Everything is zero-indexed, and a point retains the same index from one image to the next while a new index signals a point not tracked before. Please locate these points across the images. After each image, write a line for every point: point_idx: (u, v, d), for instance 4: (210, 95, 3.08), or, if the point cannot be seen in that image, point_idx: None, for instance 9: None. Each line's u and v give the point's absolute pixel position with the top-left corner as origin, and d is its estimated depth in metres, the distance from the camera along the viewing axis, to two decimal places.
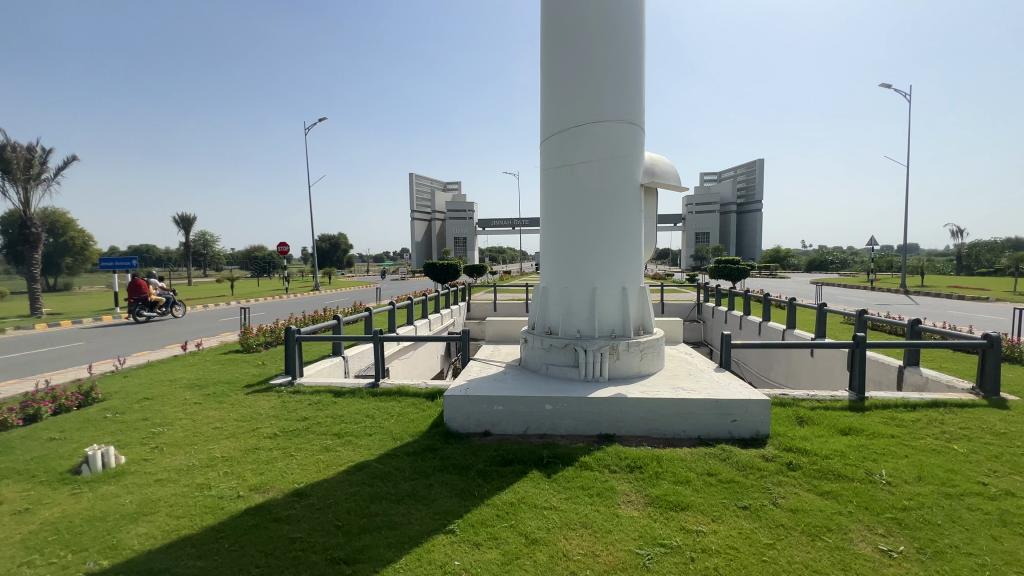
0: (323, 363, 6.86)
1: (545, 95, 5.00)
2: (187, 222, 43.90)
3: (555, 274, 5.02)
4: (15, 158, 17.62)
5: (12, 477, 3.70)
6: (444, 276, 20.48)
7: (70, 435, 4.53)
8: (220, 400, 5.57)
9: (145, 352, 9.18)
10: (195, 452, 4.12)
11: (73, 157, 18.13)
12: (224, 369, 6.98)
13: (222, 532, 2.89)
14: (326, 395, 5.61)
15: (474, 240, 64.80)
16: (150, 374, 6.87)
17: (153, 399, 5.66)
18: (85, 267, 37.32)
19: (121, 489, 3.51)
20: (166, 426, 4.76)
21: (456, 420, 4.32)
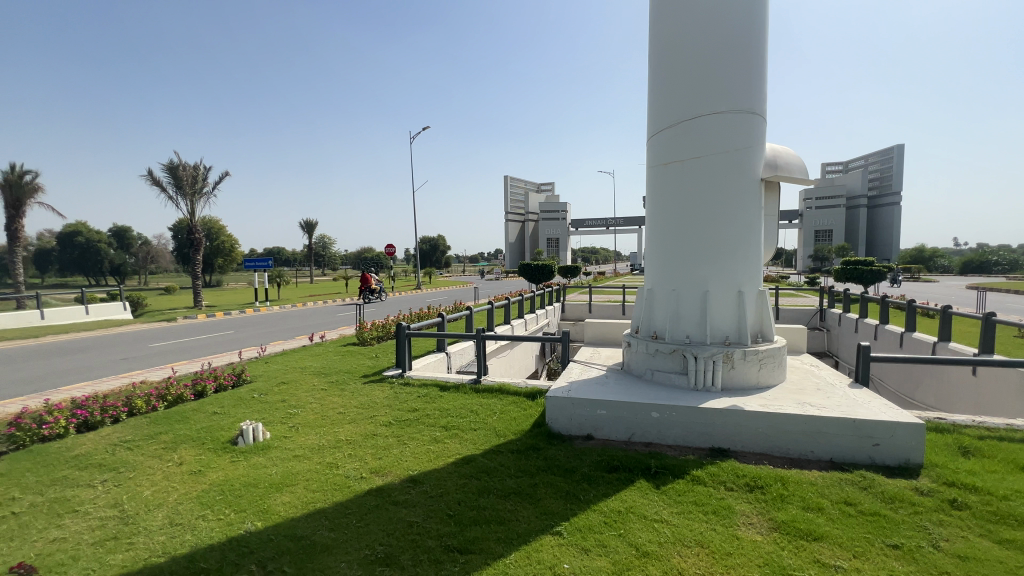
0: (429, 358, 7.29)
1: (653, 89, 4.81)
2: (311, 228, 49.47)
3: (662, 276, 4.81)
4: (185, 176, 21.12)
5: (188, 443, 4.44)
6: (539, 277, 20.67)
7: (228, 411, 5.32)
8: (342, 387, 6.17)
9: (280, 342, 10.47)
10: (324, 434, 4.60)
11: (226, 174, 21.79)
12: (344, 360, 7.72)
13: (350, 508, 3.18)
14: (433, 388, 5.95)
15: (567, 241, 64.54)
16: (285, 361, 7.82)
17: (289, 383, 6.44)
18: (232, 267, 43.65)
19: (267, 460, 4.03)
20: (300, 409, 5.38)
21: (559, 421, 4.32)
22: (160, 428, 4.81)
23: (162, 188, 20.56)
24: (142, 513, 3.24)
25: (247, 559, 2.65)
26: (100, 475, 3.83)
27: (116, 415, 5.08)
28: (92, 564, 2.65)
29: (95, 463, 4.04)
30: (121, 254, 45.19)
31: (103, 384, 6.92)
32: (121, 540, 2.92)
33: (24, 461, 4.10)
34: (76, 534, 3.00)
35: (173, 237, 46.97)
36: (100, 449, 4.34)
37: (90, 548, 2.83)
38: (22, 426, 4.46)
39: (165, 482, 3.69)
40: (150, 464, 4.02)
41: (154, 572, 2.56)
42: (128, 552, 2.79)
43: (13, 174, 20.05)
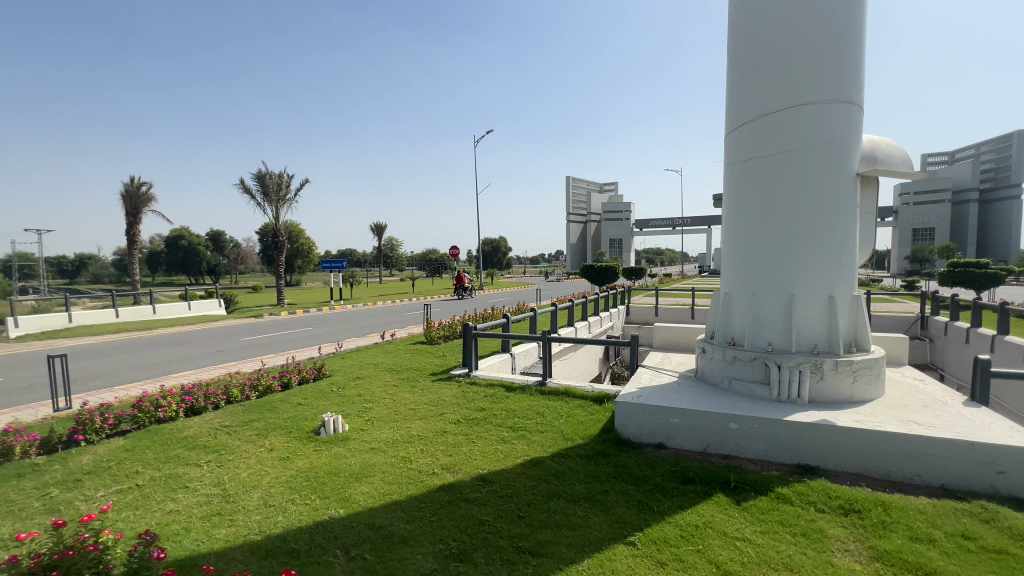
0: (494, 358, 7.40)
1: (733, 83, 4.58)
2: (380, 230, 51.97)
3: (741, 279, 4.55)
4: (271, 184, 22.97)
5: (277, 430, 4.81)
6: (602, 278, 20.29)
7: (310, 402, 5.70)
8: (413, 385, 6.41)
9: (355, 339, 11.08)
10: (397, 429, 4.80)
11: (304, 180, 23.70)
12: (413, 358, 8.02)
13: (424, 503, 3.29)
14: (499, 389, 6.01)
15: (631, 241, 62.91)
16: (360, 357, 8.27)
17: (363, 378, 6.79)
18: (309, 267, 46.86)
19: (347, 451, 4.27)
20: (374, 403, 5.66)
21: (628, 428, 4.21)
22: (254, 415, 5.25)
23: (252, 196, 22.50)
24: (241, 493, 3.55)
25: (333, 543, 2.81)
26: (205, 456, 4.25)
27: (218, 402, 5.62)
28: (201, 536, 2.94)
29: (200, 444, 4.49)
30: (217, 255, 49.94)
31: (204, 374, 7.69)
32: (224, 516, 3.21)
33: (144, 439, 4.63)
34: (187, 507, 3.34)
35: (260, 240, 51.24)
36: (204, 432, 4.82)
37: (199, 521, 3.14)
38: (143, 408, 5.05)
39: (258, 466, 4.02)
40: (246, 448, 4.40)
41: (253, 548, 2.79)
42: (230, 527, 3.06)
43: (132, 185, 22.79)
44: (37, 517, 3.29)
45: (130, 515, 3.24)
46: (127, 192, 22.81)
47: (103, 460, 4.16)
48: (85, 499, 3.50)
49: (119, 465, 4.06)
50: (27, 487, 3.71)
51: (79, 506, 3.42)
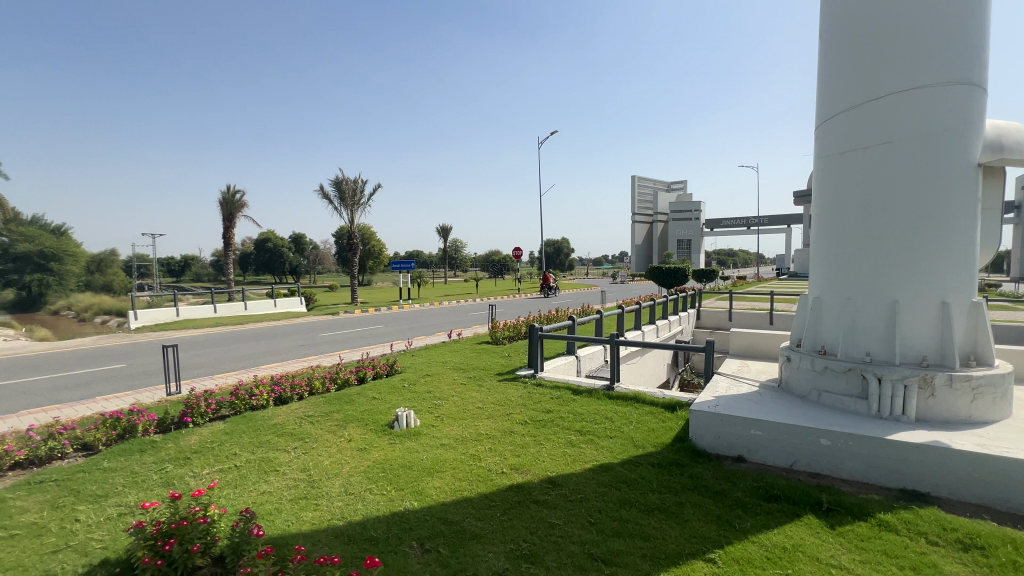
0: (559, 360, 7.35)
1: (825, 70, 4.24)
2: (445, 232, 53.54)
3: (833, 283, 4.18)
4: (347, 190, 24.39)
5: (354, 423, 5.09)
6: (670, 280, 19.55)
7: (384, 397, 5.98)
8: (479, 384, 6.52)
9: (423, 337, 11.48)
10: (466, 427, 4.89)
11: (379, 185, 24.79)
12: (478, 357, 8.16)
13: (494, 502, 3.33)
14: (565, 391, 5.96)
15: (701, 242, 60.11)
16: (429, 354, 8.56)
17: (433, 376, 7.02)
18: (380, 268, 49.31)
19: (419, 446, 4.42)
20: (443, 400, 5.82)
21: (704, 438, 4.01)
22: (334, 407, 5.59)
23: (330, 202, 24.01)
24: (325, 479, 3.79)
25: (409, 534, 2.92)
26: (292, 443, 4.58)
27: (302, 393, 6.04)
28: (291, 517, 3.17)
29: (288, 432, 4.84)
30: (299, 257, 53.87)
31: (290, 366, 8.31)
32: (310, 500, 3.43)
33: (240, 424, 5.08)
34: (278, 490, 3.61)
35: (336, 242, 54.61)
36: (291, 420, 5.20)
37: (289, 503, 3.39)
38: (239, 395, 5.55)
39: (339, 455, 4.27)
40: (327, 438, 4.69)
41: (336, 532, 2.95)
42: (315, 511, 3.26)
43: (229, 194, 25.19)
44: (156, 488, 3.71)
45: (230, 493, 3.56)
46: (223, 199, 25.19)
47: (207, 442, 4.61)
48: (193, 476, 3.90)
49: (221, 447, 4.48)
50: (147, 461, 4.20)
51: (189, 481, 3.80)
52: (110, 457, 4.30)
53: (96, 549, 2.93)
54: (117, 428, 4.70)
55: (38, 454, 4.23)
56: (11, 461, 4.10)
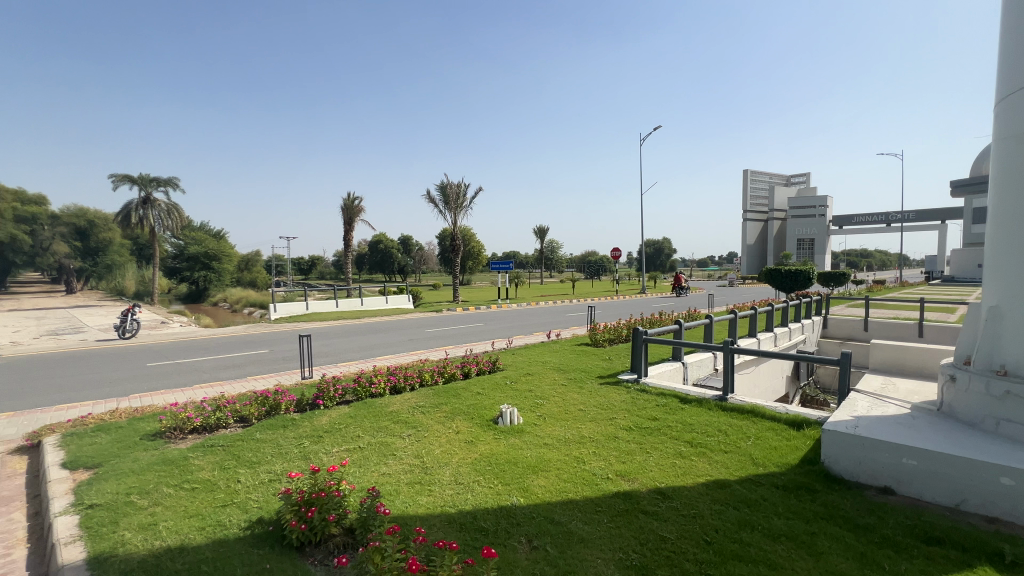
0: (664, 366, 7.01)
1: (1014, 31, 3.48)
2: (542, 233, 54.11)
3: (1019, 289, 3.44)
4: (451, 193, 25.70)
5: (462, 415, 5.33)
6: (790, 284, 17.72)
7: (489, 393, 6.18)
8: (581, 385, 6.47)
9: (523, 336, 11.68)
10: (568, 428, 4.87)
11: (480, 190, 23.89)
12: (579, 359, 8.10)
13: (601, 507, 3.27)
14: (672, 399, 5.67)
15: (826, 241, 53.61)
16: (529, 354, 8.69)
17: (534, 375, 7.10)
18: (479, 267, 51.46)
19: (523, 443, 4.49)
20: (545, 400, 5.86)
21: (840, 463, 3.55)
22: (442, 399, 5.91)
23: (436, 206, 25.44)
24: (436, 467, 4.01)
25: (516, 529, 2.98)
26: (406, 430, 4.93)
27: (414, 384, 6.48)
28: (409, 499, 3.41)
29: (403, 420, 5.22)
30: (406, 257, 58.04)
31: (401, 359, 8.97)
32: (424, 485, 3.66)
33: (362, 409, 5.60)
34: (396, 473, 3.90)
35: (440, 243, 57.83)
36: (405, 409, 5.60)
37: (406, 486, 3.65)
38: (362, 383, 6.11)
39: (448, 445, 4.50)
40: (437, 428, 4.97)
41: (448, 519, 3.11)
42: (429, 497, 3.47)
43: (349, 200, 27.92)
44: (297, 460, 4.23)
45: (356, 471, 3.93)
46: (344, 205, 27.96)
47: (336, 423, 5.15)
48: (326, 452, 4.37)
49: (347, 429, 4.97)
50: (290, 435, 4.81)
51: (323, 457, 4.27)
52: (260, 429, 5.00)
53: (253, 508, 3.42)
54: (266, 405, 5.45)
55: (210, 423, 5.06)
56: (190, 426, 4.95)
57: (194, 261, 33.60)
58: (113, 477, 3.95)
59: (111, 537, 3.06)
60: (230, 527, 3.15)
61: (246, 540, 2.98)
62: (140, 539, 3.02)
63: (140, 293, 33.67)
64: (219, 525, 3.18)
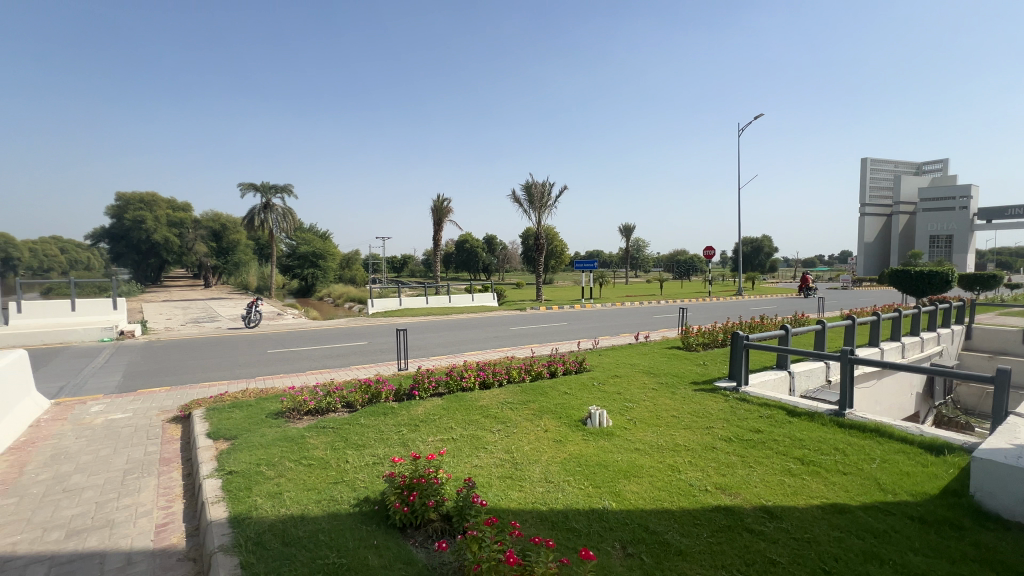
0: (767, 375, 6.47)
1: None
2: (628, 230, 52.55)
3: None
4: (536, 193, 25.87)
5: (549, 414, 5.34)
6: (922, 288, 15.46)
7: (576, 393, 6.13)
8: (673, 391, 6.18)
9: (609, 337, 11.43)
10: (660, 434, 4.68)
11: (565, 188, 23.86)
12: (670, 362, 7.74)
13: (700, 520, 3.10)
14: (778, 411, 5.21)
15: (968, 238, 45.98)
16: (616, 355, 8.48)
17: (622, 377, 6.91)
18: (562, 266, 51.38)
19: (612, 446, 4.40)
20: (634, 403, 5.68)
21: (995, 498, 3.05)
22: (530, 397, 5.97)
23: (521, 205, 25.79)
24: (526, 463, 4.06)
25: (609, 534, 2.92)
26: (495, 425, 5.05)
27: (502, 380, 6.62)
28: (501, 493, 3.49)
29: (492, 414, 5.36)
30: (491, 256, 59.59)
31: (488, 355, 9.21)
32: (515, 480, 3.72)
33: (454, 402, 5.83)
34: (488, 465, 4.02)
35: (523, 242, 58.59)
36: (494, 404, 5.75)
37: (497, 480, 3.74)
38: (453, 376, 6.37)
39: (537, 443, 4.54)
40: (526, 425, 5.03)
41: (540, 516, 3.14)
42: (520, 492, 3.53)
43: (439, 201, 29.27)
44: (397, 446, 4.52)
45: (450, 460, 4.11)
46: (434, 207, 29.32)
47: (431, 413, 5.43)
48: (422, 441, 4.62)
49: (441, 420, 5.21)
50: (390, 423, 5.15)
51: (419, 445, 4.52)
52: (364, 415, 5.41)
53: (360, 487, 3.71)
54: (369, 393, 5.89)
55: (321, 406, 5.59)
56: (306, 408, 5.52)
57: (305, 260, 37.29)
58: (246, 448, 4.52)
59: (246, 501, 3.50)
60: (341, 502, 3.46)
61: (355, 516, 3.24)
62: (270, 505, 3.42)
63: (261, 287, 38.09)
64: (332, 500, 3.51)
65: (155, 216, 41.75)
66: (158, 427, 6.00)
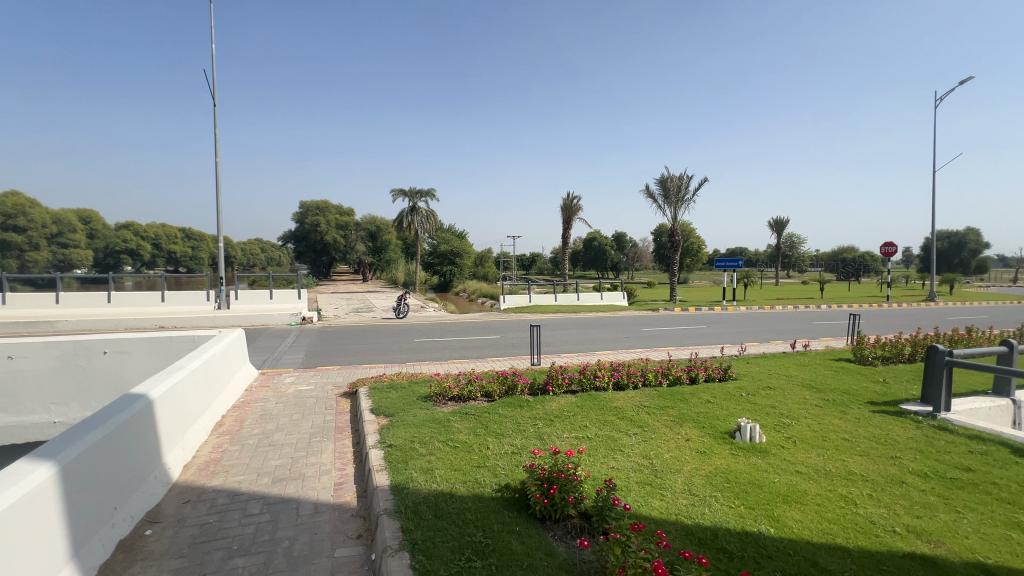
0: (979, 402, 5.21)
1: None
2: (779, 225, 46.69)
3: None
4: (672, 187, 24.42)
5: (690, 422, 5.00)
6: None
7: (721, 402, 5.63)
8: (843, 409, 5.32)
9: (757, 344, 10.30)
10: (829, 458, 4.07)
11: (704, 179, 22.24)
12: (838, 377, 6.69)
13: (887, 566, 2.62)
14: (997, 448, 4.17)
15: None
16: (768, 364, 7.58)
17: (777, 389, 6.16)
18: (698, 264, 48.05)
19: (767, 465, 3.95)
20: (794, 420, 5.01)
21: None
22: (668, 401, 5.68)
23: (655, 201, 24.66)
24: (667, 472, 3.85)
25: (768, 562, 2.62)
26: (632, 428, 4.89)
27: (637, 382, 6.39)
28: (641, 499, 3.37)
29: (627, 417, 5.20)
30: (620, 255, 58.10)
31: (621, 356, 8.98)
32: (655, 488, 3.56)
33: (588, 400, 5.80)
34: (625, 469, 3.91)
35: (656, 240, 55.94)
36: (629, 406, 5.58)
37: (636, 485, 3.61)
38: (586, 375, 6.34)
39: (678, 452, 4.28)
40: (664, 431, 4.78)
41: (685, 529, 2.96)
42: (661, 501, 3.36)
43: (568, 199, 29.41)
44: (533, 439, 4.65)
45: (587, 459, 4.10)
46: (564, 205, 29.54)
47: (565, 410, 5.48)
48: (556, 436, 4.69)
49: (575, 417, 5.22)
50: (526, 415, 5.33)
51: (555, 440, 4.60)
52: (502, 405, 5.69)
53: (501, 474, 3.91)
54: (506, 384, 6.16)
55: (464, 394, 6.02)
56: (450, 394, 5.99)
57: (444, 257, 40.50)
58: (402, 426, 5.08)
59: (404, 473, 3.92)
60: (485, 486, 3.68)
61: (497, 501, 3.41)
62: (423, 479, 3.78)
63: (409, 282, 42.52)
64: (476, 482, 3.75)
65: (328, 221, 49.32)
66: (333, 400, 7.06)
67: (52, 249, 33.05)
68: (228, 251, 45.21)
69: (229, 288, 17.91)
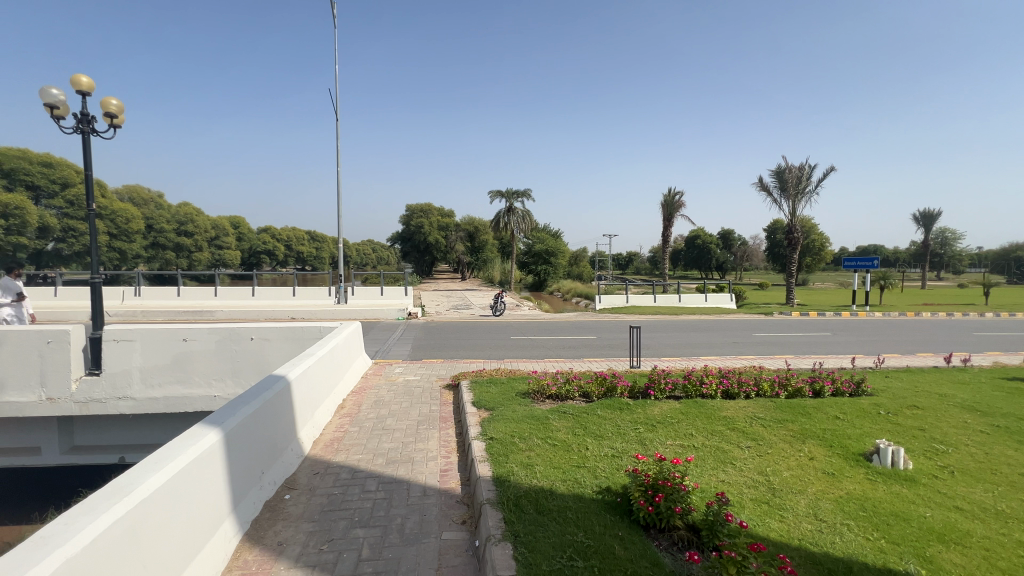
0: None
1: None
2: (928, 218, 39.97)
3: None
4: (791, 178, 22.08)
5: (815, 439, 4.49)
6: None
7: (852, 420, 4.98)
8: (1019, 439, 4.41)
9: (899, 356, 8.91)
10: (1000, 496, 3.41)
11: (830, 167, 19.94)
12: (1014, 400, 5.53)
13: None
14: None
15: None
16: (915, 380, 6.51)
17: (926, 409, 5.28)
18: (820, 265, 43.01)
19: (915, 496, 3.41)
20: (951, 447, 4.26)
21: None
22: (787, 415, 5.14)
23: (769, 194, 22.55)
24: (787, 492, 3.50)
25: None
26: (744, 440, 4.52)
27: (750, 392, 5.87)
28: (757, 518, 3.10)
29: (740, 428, 4.81)
30: (727, 253, 54.00)
31: (729, 362, 8.35)
32: (773, 508, 3.25)
33: (693, 408, 5.47)
34: (738, 483, 3.63)
35: (770, 237, 51.04)
36: (741, 416, 5.17)
37: (750, 502, 3.33)
38: (691, 381, 5.97)
39: (800, 471, 3.87)
40: (783, 447, 4.35)
41: (812, 557, 2.67)
42: (780, 522, 3.07)
43: (670, 195, 28.03)
44: (634, 443, 4.51)
45: (694, 468, 3.88)
46: (665, 201, 28.21)
47: (668, 416, 5.23)
48: (658, 443, 4.50)
49: (679, 425, 4.96)
50: (626, 419, 5.18)
51: (658, 446, 4.41)
52: (601, 407, 5.59)
53: (601, 475, 3.85)
54: (605, 386, 6.05)
55: (562, 393, 6.02)
56: (549, 393, 6.02)
57: (539, 257, 40.81)
58: (502, 420, 5.23)
59: (505, 466, 4.03)
60: (585, 486, 3.65)
61: (597, 503, 3.36)
62: (524, 474, 3.86)
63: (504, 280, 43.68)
64: (576, 482, 3.73)
65: (431, 222, 52.46)
66: (438, 391, 7.49)
67: (211, 251, 39.51)
68: (346, 252, 50.19)
69: (346, 285, 19.83)
